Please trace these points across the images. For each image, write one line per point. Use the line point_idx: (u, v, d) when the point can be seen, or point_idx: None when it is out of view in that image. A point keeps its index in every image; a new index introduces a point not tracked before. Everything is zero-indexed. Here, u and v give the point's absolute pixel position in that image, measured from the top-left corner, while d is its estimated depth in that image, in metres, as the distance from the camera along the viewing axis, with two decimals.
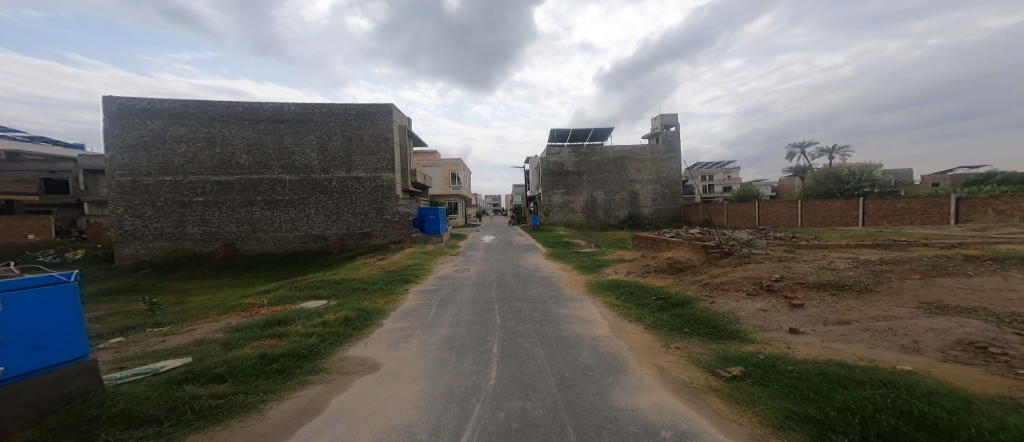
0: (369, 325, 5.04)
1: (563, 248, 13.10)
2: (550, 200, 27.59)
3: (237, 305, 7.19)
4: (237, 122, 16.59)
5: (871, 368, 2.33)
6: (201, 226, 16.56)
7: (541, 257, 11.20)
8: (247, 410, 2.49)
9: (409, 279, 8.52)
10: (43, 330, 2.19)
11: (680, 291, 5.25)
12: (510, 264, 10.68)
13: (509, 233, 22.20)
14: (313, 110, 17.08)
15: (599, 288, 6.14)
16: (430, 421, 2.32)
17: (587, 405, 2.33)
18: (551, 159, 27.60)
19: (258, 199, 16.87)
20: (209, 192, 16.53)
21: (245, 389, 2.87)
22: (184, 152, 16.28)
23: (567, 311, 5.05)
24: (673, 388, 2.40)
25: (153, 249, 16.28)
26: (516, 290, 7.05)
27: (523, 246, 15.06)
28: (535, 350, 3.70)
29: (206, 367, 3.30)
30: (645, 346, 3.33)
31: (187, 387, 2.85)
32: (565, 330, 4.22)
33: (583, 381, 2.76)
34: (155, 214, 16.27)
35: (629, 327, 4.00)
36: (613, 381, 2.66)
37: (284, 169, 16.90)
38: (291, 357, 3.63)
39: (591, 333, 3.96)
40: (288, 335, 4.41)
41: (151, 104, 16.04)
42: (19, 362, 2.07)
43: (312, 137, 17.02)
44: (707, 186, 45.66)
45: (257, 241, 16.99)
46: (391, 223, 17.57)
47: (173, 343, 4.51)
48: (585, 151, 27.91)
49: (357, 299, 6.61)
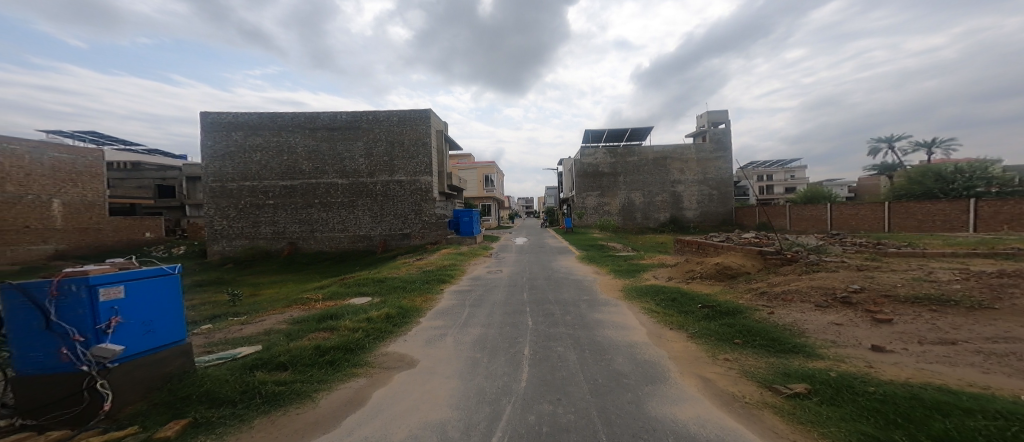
0: (407, 322, 5.22)
1: (597, 251, 12.82)
2: (584, 202, 27.15)
3: (297, 299, 7.72)
4: (298, 130, 17.91)
5: (983, 396, 2.04)
6: (272, 227, 18.01)
7: (575, 261, 11.01)
8: (304, 398, 2.65)
9: (443, 279, 8.70)
10: (153, 315, 2.48)
11: (730, 299, 4.93)
12: (541, 266, 10.64)
13: (542, 236, 22.09)
14: (360, 117, 18.01)
15: (635, 293, 5.93)
16: (462, 420, 2.34)
17: (622, 413, 2.25)
18: (586, 161, 27.18)
19: (315, 201, 18.07)
20: (278, 195, 17.98)
21: (303, 378, 3.07)
22: (259, 160, 17.90)
23: (601, 316, 4.91)
24: (722, 401, 2.25)
25: (237, 246, 17.95)
26: (548, 292, 6.99)
27: (556, 248, 14.91)
28: (568, 353, 3.64)
29: (272, 355, 3.57)
30: (689, 355, 3.16)
31: (257, 373, 3.10)
32: (597, 335, 4.12)
33: (618, 388, 2.67)
34: (236, 215, 17.93)
35: (670, 335, 3.81)
36: (650, 391, 2.55)
37: (336, 174, 17.99)
38: (340, 349, 3.83)
39: (626, 339, 3.83)
40: (337, 329, 4.65)
41: (234, 117, 17.78)
42: (136, 342, 2.35)
43: (360, 143, 17.95)
44: (763, 187, 42.74)
45: (316, 240, 18.15)
46: (428, 224, 18.10)
47: (247, 332, 4.92)
48: (622, 152, 27.18)
49: (397, 297, 6.86)
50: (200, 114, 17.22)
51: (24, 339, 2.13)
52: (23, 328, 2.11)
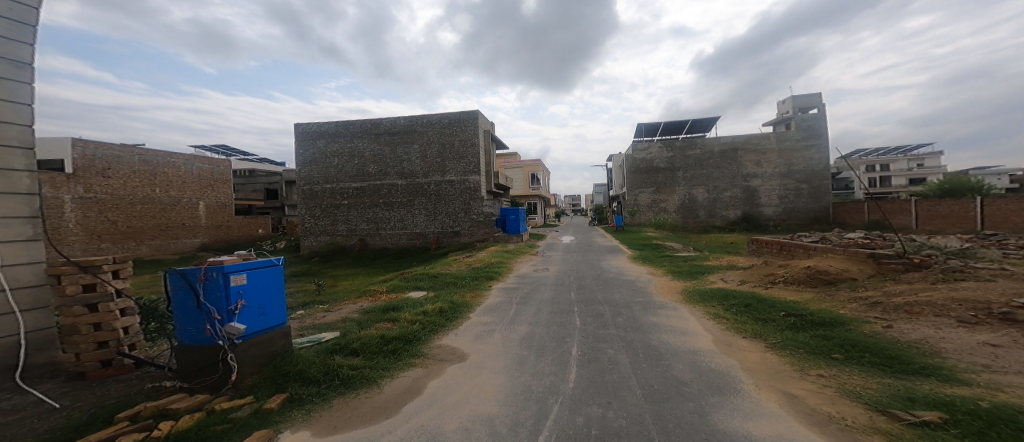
0: (459, 317, 5.39)
1: (653, 251, 12.20)
2: (636, 199, 26.09)
3: (365, 291, 8.42)
4: (365, 135, 19.42)
5: None
6: (347, 225, 19.70)
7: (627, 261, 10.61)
8: (371, 383, 2.87)
9: (491, 276, 8.88)
10: (266, 300, 3.07)
11: (830, 309, 4.39)
12: (590, 265, 10.38)
13: (591, 234, 21.56)
14: (415, 121, 18.98)
15: (696, 297, 5.53)
16: (509, 416, 2.35)
17: (682, 422, 2.11)
18: (638, 156, 26.00)
19: (380, 201, 19.43)
20: (352, 196, 19.63)
21: (370, 364, 3.32)
22: (338, 164, 19.68)
23: (657, 319, 4.67)
24: (813, 422, 1.99)
25: (321, 241, 19.97)
26: (597, 292, 6.80)
27: (607, 247, 14.45)
28: (621, 356, 3.50)
29: (348, 341, 3.91)
30: (767, 368, 2.85)
31: (336, 357, 3.42)
32: (653, 340, 3.91)
33: (677, 397, 2.50)
34: (320, 214, 19.93)
35: (741, 344, 3.50)
36: (716, 402, 2.36)
37: (396, 175, 19.17)
38: (401, 340, 4.06)
39: (688, 345, 3.59)
40: (398, 320, 4.95)
41: (318, 126, 19.81)
42: (255, 322, 2.95)
43: (416, 146, 18.93)
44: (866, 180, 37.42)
45: (380, 237, 19.51)
46: (477, 222, 18.55)
47: (324, 319, 5.46)
48: (680, 145, 25.49)
49: (449, 292, 7.16)
50: (297, 125, 19.64)
51: (184, 316, 2.82)
52: (183, 306, 2.81)
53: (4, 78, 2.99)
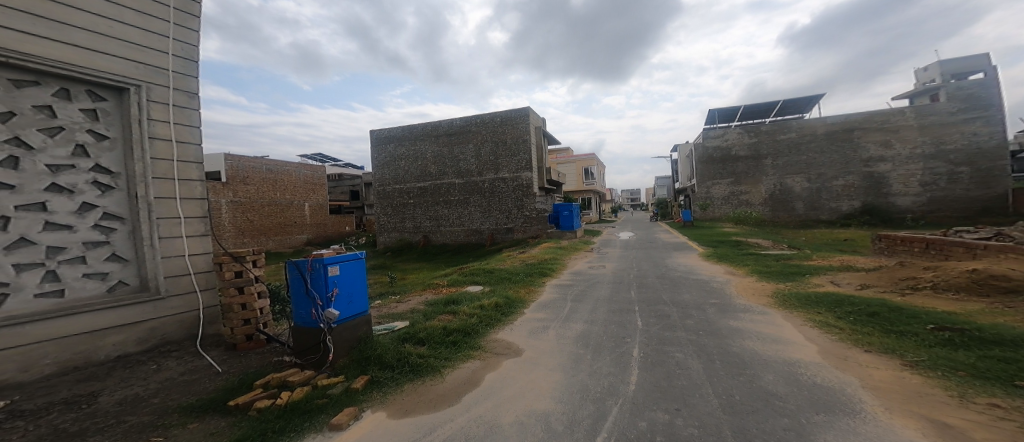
0: (514, 312, 5.43)
1: (728, 248, 11.13)
2: (710, 192, 24.25)
3: (429, 284, 8.91)
4: (425, 137, 20.61)
5: None
6: (414, 222, 21.07)
7: (695, 258, 9.87)
8: (434, 373, 3.04)
9: (545, 272, 8.83)
10: (355, 289, 3.40)
11: (1006, 324, 3.54)
12: (652, 263, 9.80)
13: (652, 230, 20.36)
14: (470, 122, 19.61)
15: (791, 302, 4.90)
16: (565, 414, 2.30)
17: (768, 437, 1.88)
18: (709, 145, 24.01)
19: (440, 199, 20.48)
20: (416, 195, 20.95)
21: (435, 353, 3.49)
22: (406, 166, 21.08)
23: (737, 324, 4.22)
24: None
25: (393, 237, 21.69)
26: (660, 292, 6.39)
27: (671, 244, 13.50)
28: (692, 362, 3.21)
29: (416, 330, 4.14)
30: (903, 390, 2.37)
31: (405, 345, 3.66)
32: (732, 346, 3.55)
33: (767, 410, 2.24)
34: (391, 213, 21.64)
35: (860, 358, 3.00)
36: (820, 421, 2.06)
37: (454, 174, 20.00)
38: (461, 332, 4.20)
39: (784, 356, 3.17)
40: (458, 313, 5.14)
41: (388, 132, 21.47)
42: (348, 309, 3.28)
43: (471, 145, 19.56)
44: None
45: (440, 234, 20.55)
46: (530, 218, 18.61)
47: (393, 309, 5.90)
48: (767, 129, 22.91)
49: (505, 287, 7.28)
50: (372, 132, 21.58)
51: (297, 301, 3.25)
52: (295, 293, 3.25)
53: (184, 107, 3.76)
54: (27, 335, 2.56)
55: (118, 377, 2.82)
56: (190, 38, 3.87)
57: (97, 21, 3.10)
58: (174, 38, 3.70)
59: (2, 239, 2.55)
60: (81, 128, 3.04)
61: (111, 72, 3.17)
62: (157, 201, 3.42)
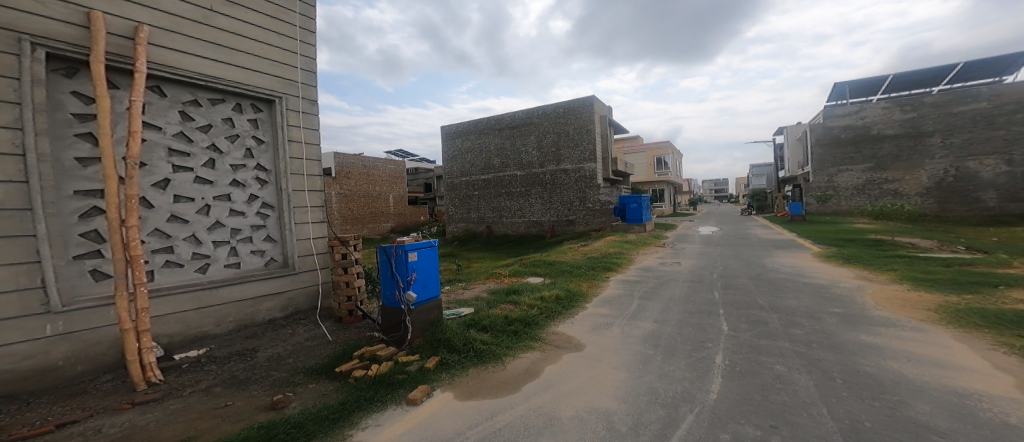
0: (575, 306, 5.31)
1: (847, 248, 9.37)
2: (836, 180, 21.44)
3: (491, 273, 9.16)
4: (488, 131, 21.18)
5: None
6: (477, 214, 21.94)
7: (796, 259, 8.51)
8: (496, 361, 3.29)
9: (610, 266, 8.43)
10: (431, 275, 3.82)
11: None
12: (742, 262, 8.70)
13: (742, 225, 18.11)
14: (532, 114, 19.57)
15: (968, 319, 3.93)
16: (631, 415, 2.20)
17: None
18: (832, 124, 21.47)
19: (503, 191, 20.95)
20: (480, 187, 21.69)
21: (498, 342, 3.74)
22: (472, 159, 21.88)
23: (872, 339, 3.53)
24: None
25: (458, 228, 22.84)
26: (746, 295, 5.66)
27: (764, 241, 11.87)
28: (800, 378, 2.73)
29: (480, 316, 4.45)
30: None
31: (471, 331, 3.99)
32: (860, 365, 2.95)
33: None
34: (458, 204, 22.75)
35: None
36: None
37: (517, 167, 20.26)
38: (522, 322, 4.36)
39: (942, 385, 2.54)
40: (519, 303, 5.23)
41: (455, 126, 22.43)
42: (426, 292, 3.72)
43: (532, 138, 19.57)
44: None
45: (503, 225, 21.05)
46: (593, 211, 18.10)
47: (460, 296, 6.25)
48: (933, 102, 19.06)
49: (566, 279, 7.14)
50: (441, 129, 22.88)
51: (385, 282, 3.75)
52: (384, 275, 3.74)
53: (310, 113, 4.61)
54: (219, 297, 3.61)
55: (269, 337, 3.75)
56: (310, 52, 4.69)
57: (251, 44, 4.02)
58: (301, 53, 4.54)
59: (207, 222, 3.70)
60: (247, 137, 4.06)
61: (263, 87, 4.12)
62: (293, 192, 4.33)
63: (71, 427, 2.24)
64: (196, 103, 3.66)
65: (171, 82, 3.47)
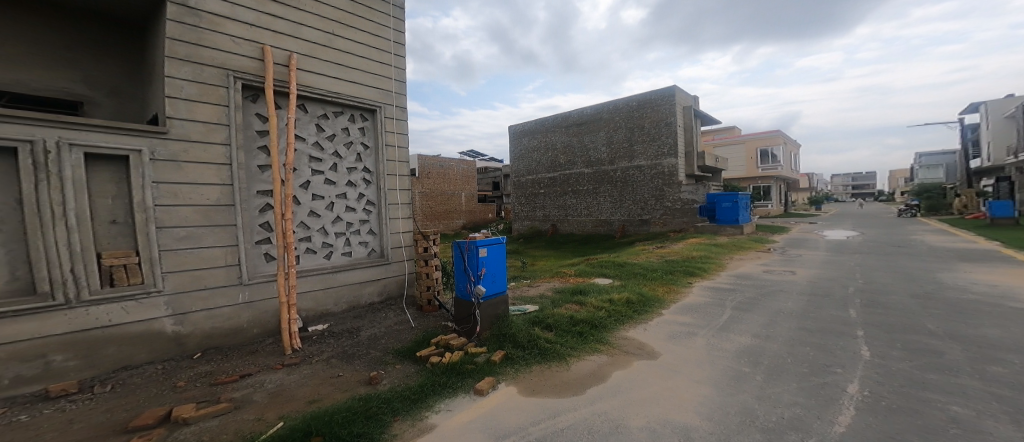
0: (647, 312, 5.04)
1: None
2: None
3: (553, 272, 9.07)
4: (555, 129, 21.08)
5: None
6: (541, 212, 22.10)
7: (999, 276, 6.45)
8: (561, 360, 3.40)
9: (693, 272, 7.63)
10: (497, 271, 4.52)
11: None
12: (901, 276, 6.84)
13: (895, 229, 14.34)
14: (602, 109, 18.85)
15: None
16: (717, 434, 2.01)
17: None
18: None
19: (569, 189, 20.68)
20: (546, 186, 21.68)
21: (563, 342, 3.86)
22: (538, 158, 21.97)
23: None
24: None
25: (522, 226, 23.30)
26: (880, 316, 4.53)
27: (921, 251, 9.32)
28: (999, 427, 1.99)
29: (544, 316, 4.65)
30: None
31: (535, 329, 4.24)
32: None
33: None
34: (523, 202, 23.15)
35: None
36: None
37: (584, 165, 19.84)
38: (587, 323, 4.40)
39: None
40: (585, 303, 5.19)
41: (522, 125, 22.80)
42: (493, 285, 4.40)
43: (602, 134, 18.89)
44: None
45: (569, 223, 20.87)
46: (672, 210, 16.68)
47: (527, 291, 6.50)
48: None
49: (637, 282, 6.72)
50: (509, 128, 23.31)
51: (458, 277, 4.52)
52: (457, 270, 4.53)
53: (400, 119, 5.57)
54: (338, 280, 4.82)
55: (368, 319, 4.84)
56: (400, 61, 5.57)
57: (357, 58, 5.02)
58: (394, 65, 5.49)
59: (330, 218, 4.88)
60: (358, 143, 5.16)
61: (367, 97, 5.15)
62: (388, 191, 5.38)
63: (248, 378, 3.09)
64: (325, 117, 4.82)
65: (310, 100, 4.65)
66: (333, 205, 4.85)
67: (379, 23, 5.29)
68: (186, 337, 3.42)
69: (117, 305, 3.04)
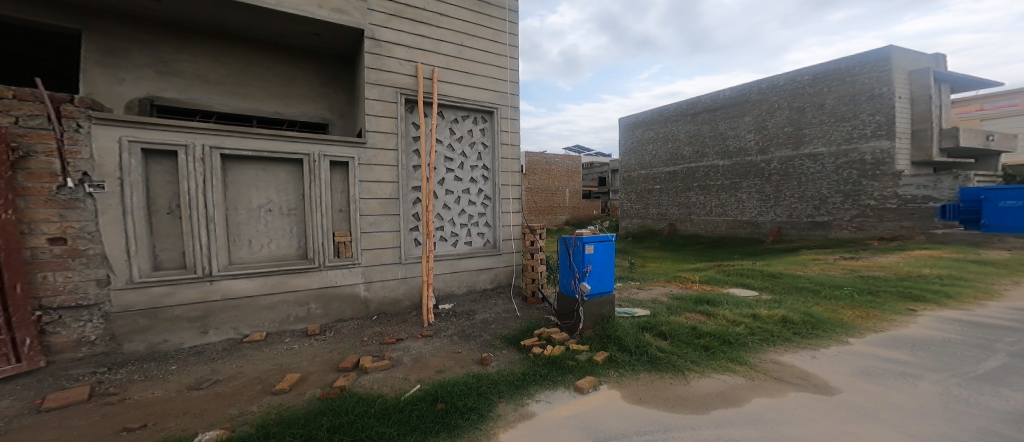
0: (819, 336, 4.03)
1: None
2: None
3: (675, 276, 8.35)
4: (678, 118, 19.92)
5: None
6: (658, 210, 21.36)
7: None
8: (678, 375, 3.18)
9: (913, 296, 5.46)
10: (603, 269, 4.36)
11: None
12: None
13: None
14: (747, 89, 16.56)
15: None
16: None
17: None
18: None
19: (695, 184, 19.13)
20: (664, 181, 20.84)
21: (681, 354, 3.61)
22: (656, 152, 21.28)
23: None
24: None
25: (633, 223, 23.15)
26: None
27: None
28: None
29: (657, 322, 4.39)
30: None
31: (647, 335, 4.02)
32: None
33: None
34: (641, 199, 22.48)
35: None
36: None
37: (719, 155, 17.79)
38: (718, 338, 3.93)
39: None
40: (715, 315, 4.73)
41: (637, 116, 22.38)
42: (599, 284, 4.31)
43: (748, 118, 16.45)
44: None
45: (692, 223, 19.49)
46: (869, 211, 12.64)
47: (641, 295, 6.36)
48: None
49: (801, 300, 5.54)
50: (624, 122, 23.39)
51: (564, 271, 4.54)
52: (563, 265, 4.54)
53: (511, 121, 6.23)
54: (463, 264, 5.79)
55: (482, 303, 5.63)
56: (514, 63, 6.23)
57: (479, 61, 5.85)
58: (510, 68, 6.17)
59: (454, 209, 5.82)
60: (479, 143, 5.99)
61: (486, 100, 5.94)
62: (501, 187, 6.11)
63: (401, 342, 4.20)
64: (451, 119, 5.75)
65: (448, 107, 5.68)
66: (458, 200, 5.81)
67: (496, 28, 6.05)
68: (371, 300, 4.91)
69: (341, 270, 4.73)
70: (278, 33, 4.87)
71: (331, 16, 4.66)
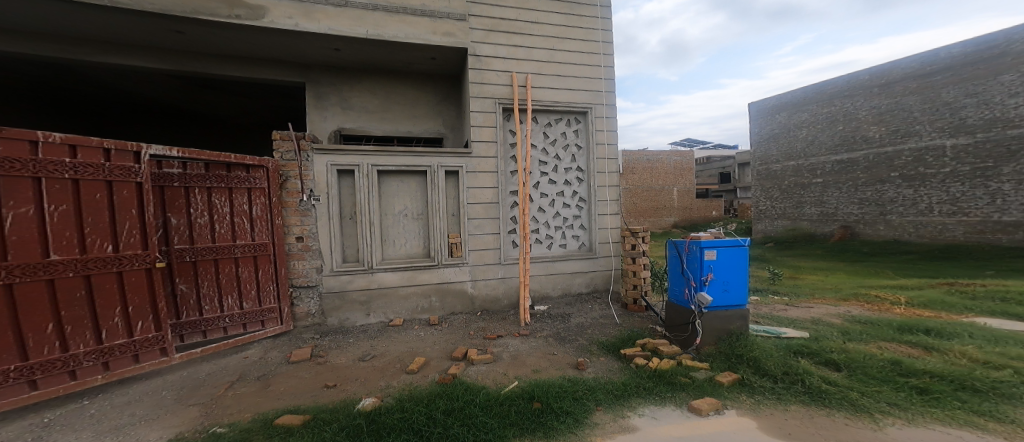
0: None
1: None
2: None
3: (859, 292, 6.20)
4: (863, 92, 13.24)
5: None
6: (819, 207, 14.58)
7: None
8: (858, 412, 2.22)
9: None
10: (727, 280, 3.23)
11: None
12: None
13: None
14: (941, 51, 11.36)
15: None
16: None
17: None
18: None
19: (880, 176, 12.68)
20: (828, 173, 14.32)
21: (861, 388, 2.46)
22: (806, 135, 15.06)
23: None
24: None
25: (777, 227, 16.46)
26: None
27: None
28: None
29: (821, 347, 3.08)
30: None
31: (798, 358, 2.88)
32: None
33: None
34: (780, 196, 16.13)
35: None
36: None
37: (944, 132, 11.10)
38: (943, 380, 2.49)
39: None
40: (945, 352, 3.03)
41: (771, 101, 16.55)
42: (720, 296, 3.25)
43: (908, 100, 11.92)
44: None
45: (888, 225, 12.54)
46: None
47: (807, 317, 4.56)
48: None
49: None
50: (750, 104, 17.46)
51: (673, 278, 3.59)
52: (672, 271, 3.60)
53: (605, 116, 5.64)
54: (558, 267, 5.41)
55: (576, 307, 5.11)
56: None
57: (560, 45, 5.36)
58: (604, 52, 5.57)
59: (541, 204, 5.48)
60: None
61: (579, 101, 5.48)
62: (599, 188, 5.52)
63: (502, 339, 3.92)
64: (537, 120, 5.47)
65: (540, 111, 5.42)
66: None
67: (588, 27, 5.53)
68: (477, 297, 4.88)
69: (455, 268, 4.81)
70: (405, 62, 5.15)
71: (442, 40, 4.75)
